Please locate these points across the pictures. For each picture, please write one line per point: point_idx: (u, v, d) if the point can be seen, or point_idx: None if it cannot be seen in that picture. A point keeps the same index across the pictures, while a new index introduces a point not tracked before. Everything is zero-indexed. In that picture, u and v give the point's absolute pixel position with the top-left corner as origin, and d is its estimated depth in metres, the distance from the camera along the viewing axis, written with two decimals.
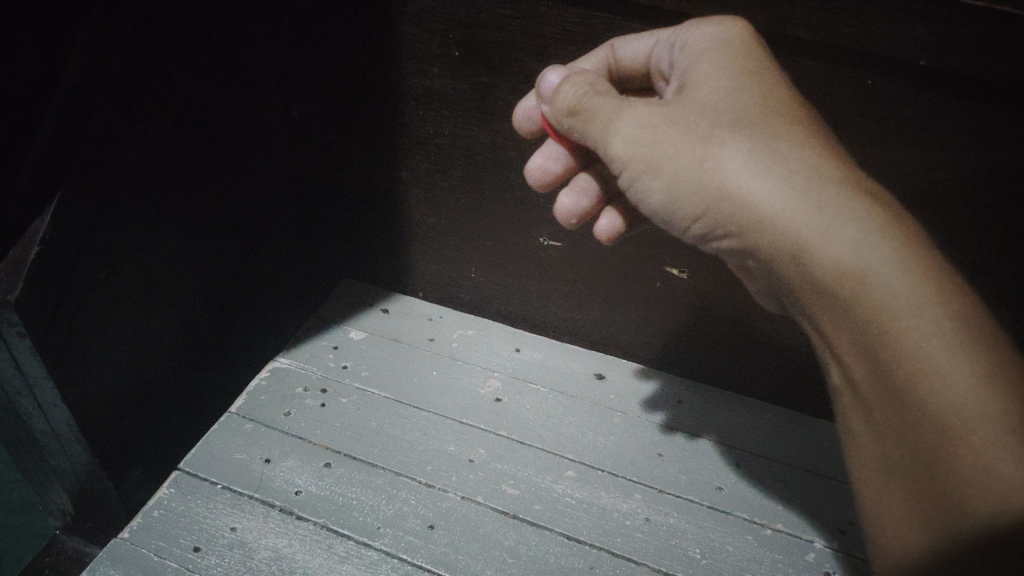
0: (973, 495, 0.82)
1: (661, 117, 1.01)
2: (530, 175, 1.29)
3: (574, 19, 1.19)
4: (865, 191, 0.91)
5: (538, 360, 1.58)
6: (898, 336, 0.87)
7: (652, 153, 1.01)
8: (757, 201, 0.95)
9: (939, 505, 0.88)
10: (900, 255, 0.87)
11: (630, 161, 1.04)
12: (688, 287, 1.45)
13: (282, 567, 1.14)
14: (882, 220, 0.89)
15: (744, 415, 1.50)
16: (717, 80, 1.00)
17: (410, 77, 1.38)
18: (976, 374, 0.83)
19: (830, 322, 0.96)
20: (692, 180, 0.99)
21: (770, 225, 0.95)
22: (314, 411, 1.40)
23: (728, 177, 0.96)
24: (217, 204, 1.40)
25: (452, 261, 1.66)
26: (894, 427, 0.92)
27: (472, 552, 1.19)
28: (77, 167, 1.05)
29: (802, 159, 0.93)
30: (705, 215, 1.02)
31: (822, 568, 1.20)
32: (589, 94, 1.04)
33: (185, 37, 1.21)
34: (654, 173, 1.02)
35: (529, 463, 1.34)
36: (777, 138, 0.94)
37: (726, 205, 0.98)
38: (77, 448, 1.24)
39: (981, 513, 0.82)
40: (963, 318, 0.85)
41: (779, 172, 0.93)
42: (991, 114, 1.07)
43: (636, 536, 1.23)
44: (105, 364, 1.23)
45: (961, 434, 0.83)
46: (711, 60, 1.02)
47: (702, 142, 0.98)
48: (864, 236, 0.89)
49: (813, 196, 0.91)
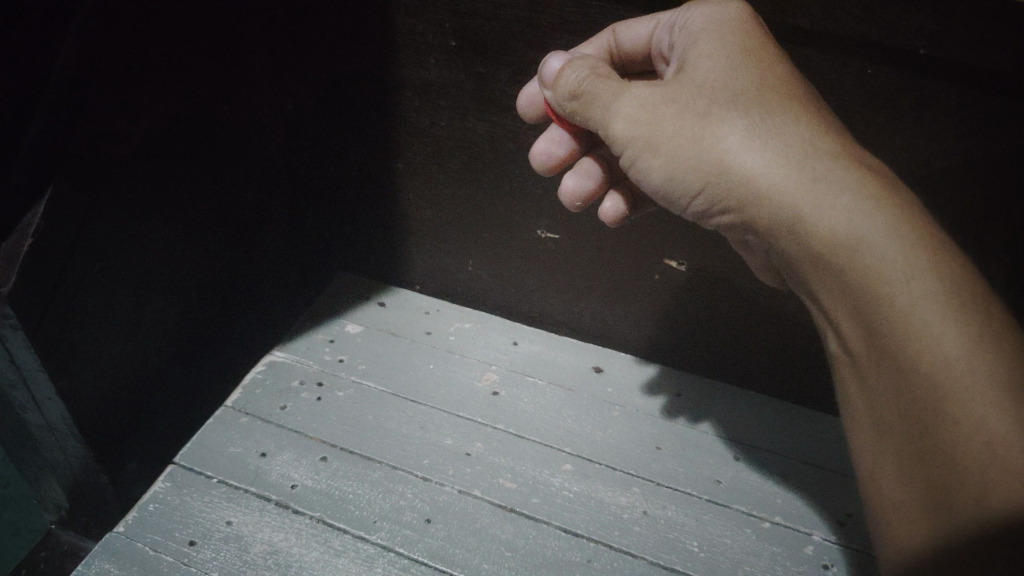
0: (967, 459, 0.75)
1: (661, 95, 0.96)
2: (534, 159, 1.24)
3: (571, 7, 1.17)
4: (861, 163, 0.87)
5: (535, 353, 1.58)
6: (890, 297, 0.81)
7: (652, 132, 0.96)
8: (754, 175, 0.90)
9: (932, 476, 0.80)
10: (893, 220, 0.83)
11: (630, 141, 0.99)
12: (688, 278, 1.43)
13: (278, 561, 1.13)
14: (875, 186, 0.85)
15: (742, 407, 1.48)
16: (714, 58, 0.96)
17: (406, 68, 1.36)
18: (968, 330, 0.77)
19: (829, 297, 0.91)
20: (693, 160, 0.94)
21: (768, 198, 0.90)
22: (308, 404, 1.40)
23: (727, 153, 0.91)
24: (209, 195, 1.40)
25: (450, 255, 1.65)
26: (887, 400, 0.85)
27: (469, 545, 1.17)
28: (72, 164, 1.06)
29: (797, 133, 0.89)
30: (704, 190, 0.97)
31: (821, 561, 1.18)
32: (591, 77, 0.99)
33: (182, 31, 1.22)
34: (655, 152, 0.97)
35: (526, 456, 1.33)
36: (777, 115, 0.90)
37: (723, 181, 0.93)
38: (71, 441, 1.26)
39: (974, 478, 0.74)
40: (958, 279, 0.79)
41: (777, 146, 0.89)
42: (997, 104, 1.03)
43: (635, 529, 1.22)
44: (101, 357, 1.24)
45: (954, 393, 0.76)
46: (710, 39, 0.98)
47: (701, 118, 0.93)
48: (860, 208, 0.84)
49: (808, 169, 0.87)
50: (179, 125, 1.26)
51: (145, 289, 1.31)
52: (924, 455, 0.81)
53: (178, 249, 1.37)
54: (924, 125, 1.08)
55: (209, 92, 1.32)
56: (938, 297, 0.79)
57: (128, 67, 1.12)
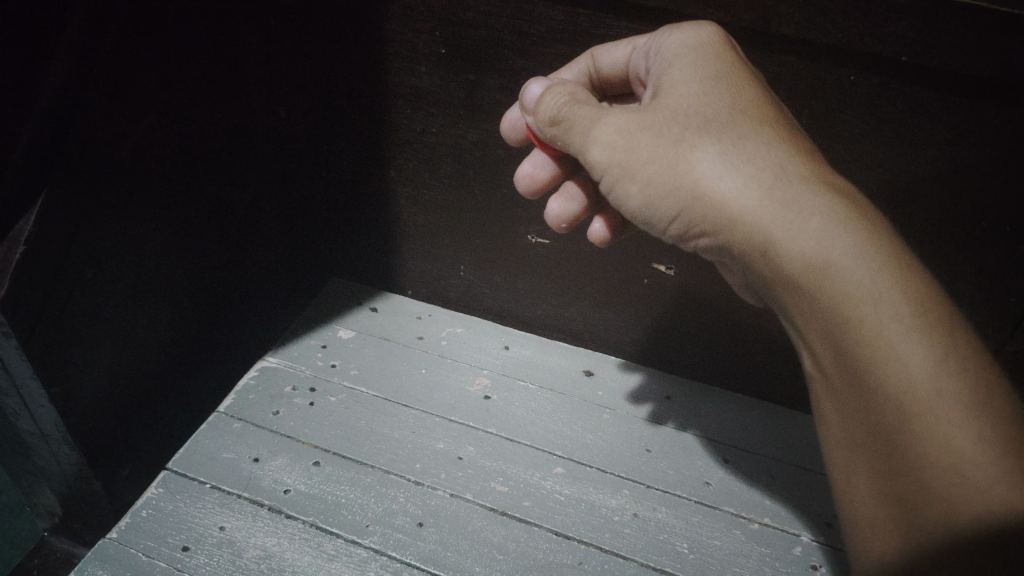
0: (938, 479, 0.76)
1: (636, 122, 0.97)
2: (519, 183, 1.28)
3: (560, 17, 1.18)
4: (831, 186, 0.89)
5: (526, 357, 1.59)
6: (857, 319, 0.83)
7: (628, 159, 0.97)
8: (726, 200, 0.91)
9: (905, 494, 0.81)
10: (861, 244, 0.84)
11: (608, 167, 1.00)
12: (677, 284, 1.44)
13: (271, 566, 1.14)
14: (844, 210, 0.86)
15: (731, 410, 1.50)
16: (688, 85, 0.98)
17: (398, 76, 1.37)
18: (932, 349, 0.78)
19: (802, 317, 0.91)
20: (668, 185, 0.95)
21: (741, 223, 0.91)
22: (302, 409, 1.41)
23: (700, 179, 0.92)
24: (200, 204, 1.41)
25: (441, 260, 1.66)
26: (858, 414, 0.86)
27: (461, 549, 1.18)
28: (56, 158, 1.06)
29: (768, 157, 0.91)
30: (681, 215, 0.98)
31: (809, 562, 1.20)
32: (569, 103, 1.02)
33: (173, 37, 1.22)
34: (631, 177, 0.99)
35: (518, 460, 1.34)
36: (748, 141, 0.92)
37: (698, 206, 0.94)
38: (64, 448, 1.26)
39: (946, 497, 0.76)
40: (924, 294, 0.81)
41: (747, 171, 0.91)
42: (980, 111, 1.05)
43: (625, 531, 1.23)
44: (93, 365, 1.25)
45: (922, 414, 0.78)
46: (684, 67, 1.00)
47: (674, 144, 0.94)
48: (828, 231, 0.85)
49: (778, 193, 0.89)
50: (172, 131, 1.27)
51: (138, 296, 1.31)
52: (894, 470, 0.82)
53: (172, 257, 1.38)
54: (908, 132, 1.10)
55: (201, 99, 1.32)
56: (905, 315, 0.80)
57: (118, 75, 1.13)
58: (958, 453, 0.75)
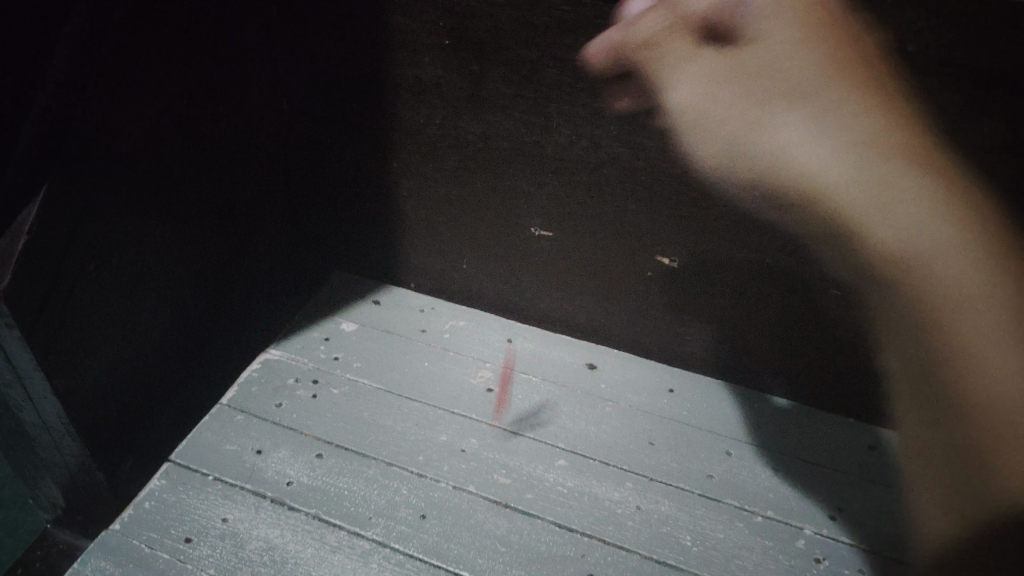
0: (993, 414, 1.04)
1: (722, 71, 1.10)
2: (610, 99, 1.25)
3: (564, 7, 1.17)
4: (925, 162, 1.01)
5: (529, 349, 1.59)
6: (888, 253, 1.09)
7: (709, 108, 1.14)
8: (808, 166, 1.12)
9: (973, 456, 1.09)
10: (935, 203, 1.01)
11: (684, 109, 1.17)
12: (682, 276, 1.43)
13: (274, 557, 1.14)
14: (945, 185, 1.00)
15: (735, 403, 1.49)
16: (774, 36, 1.04)
17: (401, 67, 1.37)
18: (993, 292, 0.98)
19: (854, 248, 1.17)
20: (789, 133, 1.10)
21: (821, 183, 1.12)
22: (305, 401, 1.41)
23: (776, 142, 1.13)
24: (205, 195, 1.41)
25: (444, 253, 1.66)
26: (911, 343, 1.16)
27: (464, 541, 1.18)
28: (60, 149, 1.05)
29: (858, 125, 1.02)
30: (735, 164, 1.21)
31: (812, 555, 1.20)
32: (666, 31, 1.08)
33: (175, 29, 1.21)
34: (708, 125, 1.17)
35: (520, 452, 1.34)
36: (830, 93, 1.02)
37: (762, 166, 1.17)
38: (67, 439, 1.26)
39: (1011, 464, 1.03)
40: (986, 249, 0.98)
41: (834, 143, 1.06)
42: None
43: (629, 524, 1.23)
44: (96, 356, 1.24)
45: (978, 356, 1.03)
46: (781, 25, 1.03)
47: (755, 104, 1.11)
48: (930, 218, 1.02)
49: (873, 172, 1.05)
50: (176, 122, 1.27)
51: (141, 288, 1.31)
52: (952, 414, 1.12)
53: (176, 249, 1.37)
54: None
55: (205, 91, 1.32)
56: (974, 266, 0.98)
57: (120, 68, 1.12)
58: (1006, 388, 1.02)
